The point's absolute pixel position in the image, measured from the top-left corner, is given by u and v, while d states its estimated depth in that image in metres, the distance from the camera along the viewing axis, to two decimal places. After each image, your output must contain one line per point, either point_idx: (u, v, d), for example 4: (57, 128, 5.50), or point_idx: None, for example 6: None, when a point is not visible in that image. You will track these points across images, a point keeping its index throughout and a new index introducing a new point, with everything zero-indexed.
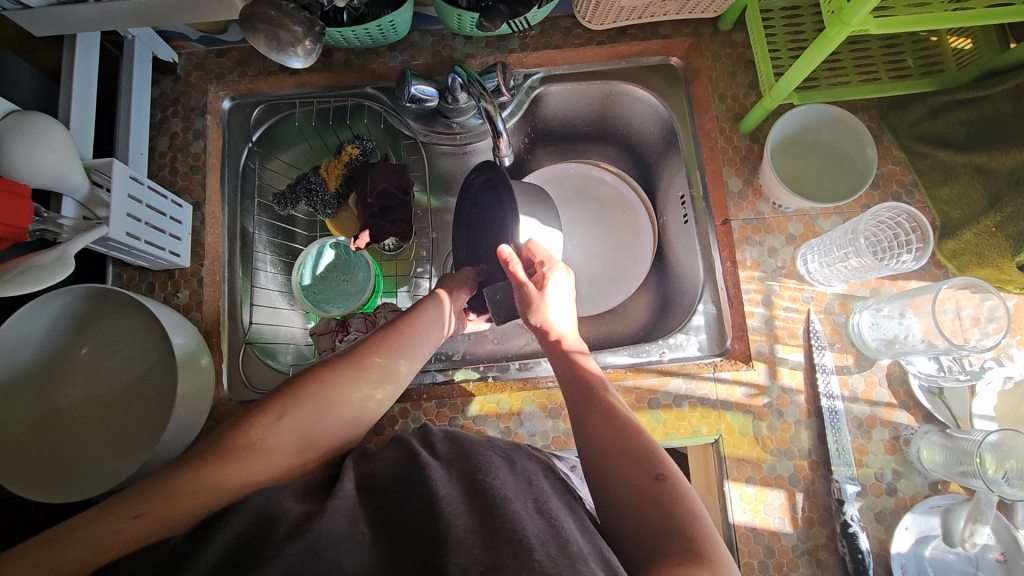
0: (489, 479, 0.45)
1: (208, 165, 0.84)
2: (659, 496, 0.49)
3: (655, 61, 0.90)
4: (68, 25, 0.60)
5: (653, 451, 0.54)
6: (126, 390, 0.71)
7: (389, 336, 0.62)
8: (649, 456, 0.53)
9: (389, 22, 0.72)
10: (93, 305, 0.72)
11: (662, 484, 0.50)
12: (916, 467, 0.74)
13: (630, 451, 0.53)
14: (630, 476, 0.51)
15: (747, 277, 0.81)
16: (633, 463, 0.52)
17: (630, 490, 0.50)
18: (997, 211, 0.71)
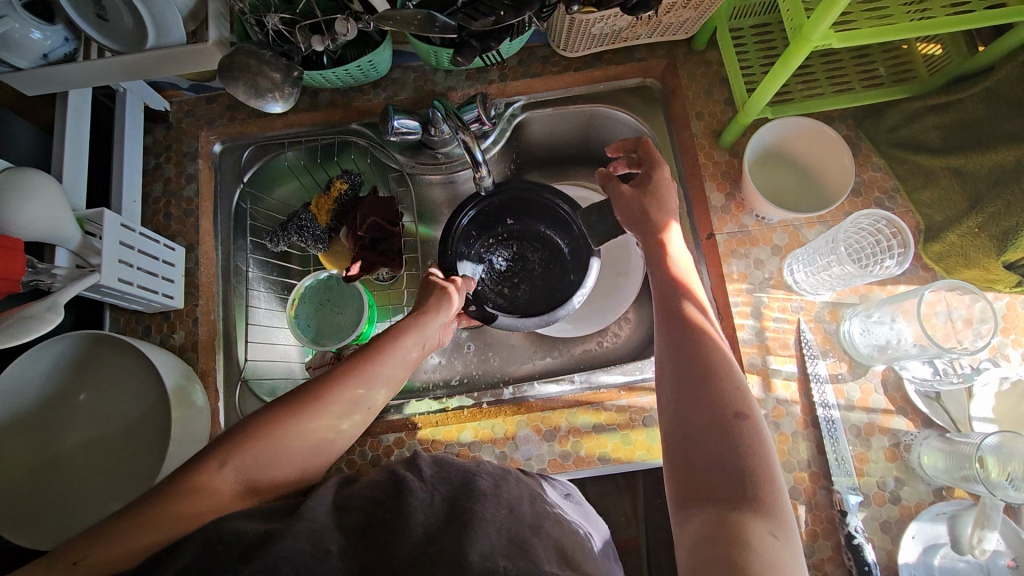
0: (473, 505, 0.45)
1: (200, 209, 0.86)
2: (730, 428, 0.51)
3: (633, 83, 0.92)
4: (57, 82, 0.62)
5: (740, 390, 0.54)
6: (125, 434, 0.72)
7: (363, 362, 0.62)
8: (738, 395, 0.53)
9: (368, 62, 0.74)
10: (90, 349, 0.73)
11: (739, 422, 0.51)
12: (919, 473, 0.72)
13: (709, 368, 0.55)
14: (715, 401, 0.53)
15: (735, 289, 0.81)
16: (726, 391, 0.54)
17: (705, 411, 0.52)
18: (978, 212, 0.71)
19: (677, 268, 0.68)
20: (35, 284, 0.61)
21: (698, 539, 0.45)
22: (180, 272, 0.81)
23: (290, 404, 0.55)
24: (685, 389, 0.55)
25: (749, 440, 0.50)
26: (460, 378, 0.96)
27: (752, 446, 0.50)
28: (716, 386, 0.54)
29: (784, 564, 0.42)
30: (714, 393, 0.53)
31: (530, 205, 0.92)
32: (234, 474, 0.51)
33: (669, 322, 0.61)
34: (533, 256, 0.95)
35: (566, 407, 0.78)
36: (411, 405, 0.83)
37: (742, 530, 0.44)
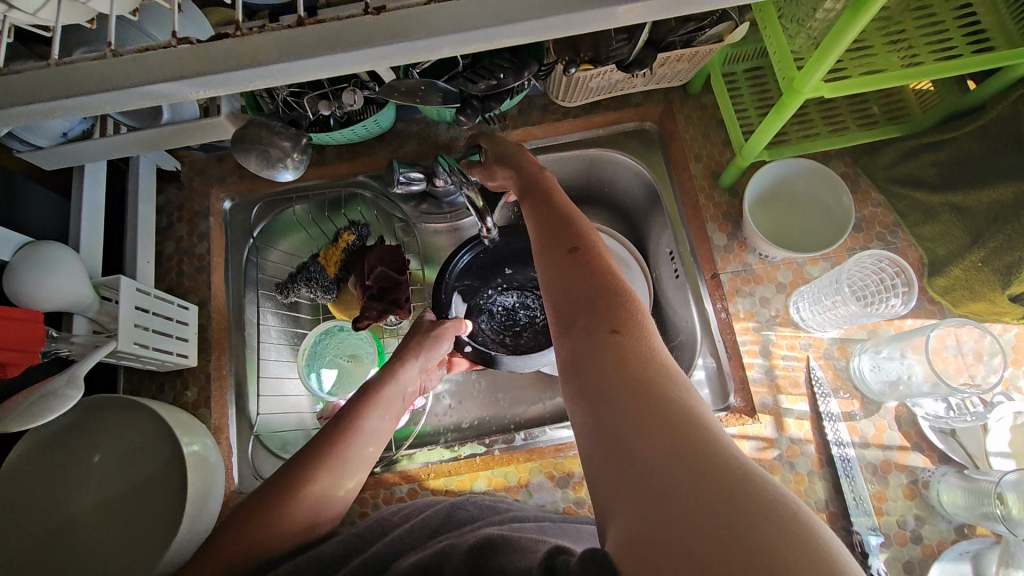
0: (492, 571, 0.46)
1: (212, 265, 0.88)
2: (600, 285, 0.58)
3: (632, 126, 0.95)
4: (76, 157, 0.64)
5: (593, 243, 0.64)
6: (134, 497, 0.71)
7: (345, 425, 0.66)
8: (586, 244, 0.63)
9: (373, 121, 0.76)
10: (106, 413, 0.74)
11: (606, 277, 0.59)
12: (938, 511, 0.72)
13: (574, 238, 0.64)
14: (580, 262, 0.61)
15: (742, 328, 0.82)
16: (581, 244, 0.63)
17: (586, 295, 0.57)
18: (979, 247, 0.72)
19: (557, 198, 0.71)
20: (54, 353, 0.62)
21: (594, 389, 0.47)
22: (194, 331, 0.81)
23: (292, 474, 0.62)
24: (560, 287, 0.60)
25: (611, 283, 0.58)
26: (471, 421, 0.96)
27: (607, 279, 0.59)
28: (590, 275, 0.59)
29: (650, 344, 0.51)
30: (590, 283, 0.59)
31: (534, 253, 0.95)
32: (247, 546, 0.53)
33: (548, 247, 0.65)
34: (537, 303, 0.95)
35: (578, 453, 0.78)
36: (423, 455, 0.83)
37: (647, 384, 0.45)
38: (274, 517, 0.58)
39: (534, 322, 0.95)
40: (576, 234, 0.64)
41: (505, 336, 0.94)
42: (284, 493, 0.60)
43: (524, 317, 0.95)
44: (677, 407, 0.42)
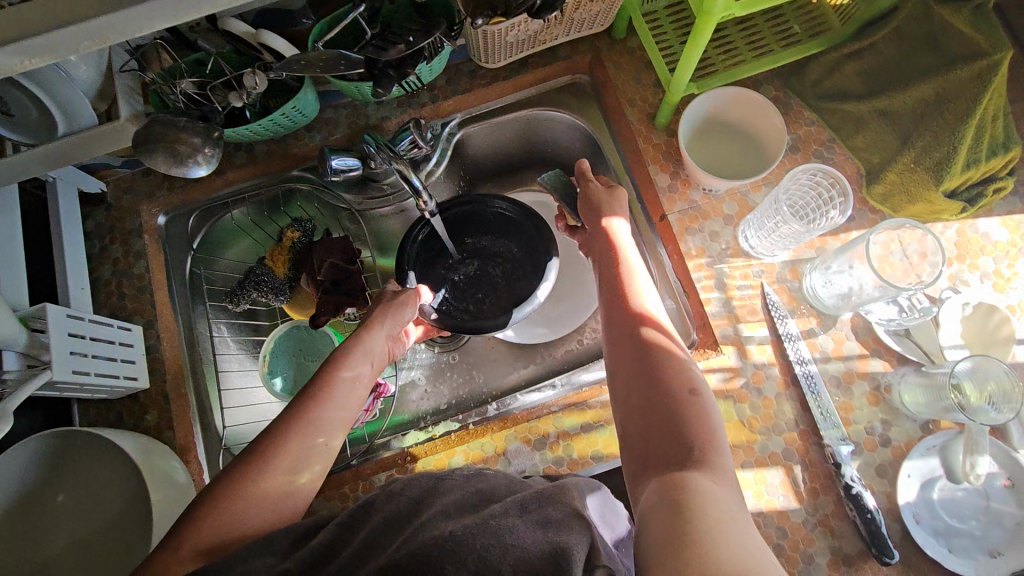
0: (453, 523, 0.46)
1: (154, 283, 0.85)
2: (683, 423, 0.50)
3: (564, 81, 0.92)
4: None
5: (689, 367, 0.55)
6: (110, 528, 0.69)
7: (296, 419, 0.60)
8: (685, 373, 0.54)
9: (292, 109, 0.74)
10: (63, 449, 0.71)
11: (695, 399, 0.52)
12: (903, 412, 0.73)
13: (661, 369, 0.55)
14: (668, 382, 0.53)
15: (696, 265, 0.82)
16: (674, 370, 0.54)
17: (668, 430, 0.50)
18: (909, 147, 0.73)
19: (634, 286, 0.63)
20: None
21: (664, 530, 0.41)
22: (141, 352, 0.79)
23: (249, 462, 0.57)
24: (634, 392, 0.54)
25: (696, 428, 0.50)
26: (448, 402, 0.95)
27: (693, 418, 0.51)
28: (677, 408, 0.51)
29: (728, 507, 0.44)
30: (676, 419, 0.51)
31: (490, 220, 0.92)
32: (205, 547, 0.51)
33: (627, 341, 0.58)
34: (495, 268, 0.95)
35: (551, 412, 0.78)
36: (398, 440, 0.82)
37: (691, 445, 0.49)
38: (243, 494, 0.55)
39: (493, 287, 0.95)
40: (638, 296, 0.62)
41: (466, 303, 0.94)
42: (248, 471, 0.56)
43: (484, 281, 0.95)
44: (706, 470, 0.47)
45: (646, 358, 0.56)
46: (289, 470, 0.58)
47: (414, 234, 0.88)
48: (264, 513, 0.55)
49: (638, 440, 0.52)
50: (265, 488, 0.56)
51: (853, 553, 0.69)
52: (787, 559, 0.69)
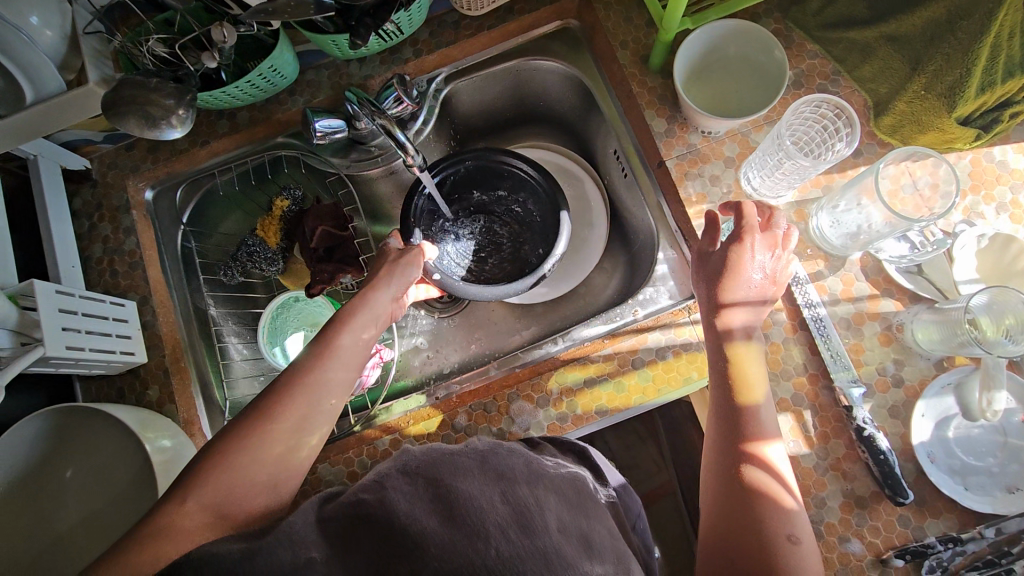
0: (458, 484, 0.45)
1: (145, 259, 0.84)
2: (779, 574, 0.52)
3: (552, 28, 0.89)
4: None
5: (793, 510, 0.56)
6: (117, 502, 0.69)
7: (291, 384, 0.59)
8: (788, 518, 0.55)
9: (269, 68, 0.71)
10: (69, 426, 0.71)
11: (793, 548, 0.53)
12: (916, 351, 0.71)
13: (755, 470, 0.58)
14: (768, 524, 0.55)
15: (697, 213, 0.78)
16: (777, 515, 0.55)
17: (753, 530, 0.54)
18: (921, 73, 0.69)
19: (737, 345, 0.65)
20: None
21: None
22: (137, 326, 0.78)
23: (243, 427, 0.56)
24: (728, 472, 0.59)
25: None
26: (452, 366, 0.94)
27: (794, 573, 0.52)
28: (760, 510, 0.56)
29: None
30: (759, 516, 0.55)
31: (501, 176, 0.90)
32: (204, 509, 0.51)
33: (726, 411, 0.63)
34: (500, 229, 0.93)
35: (554, 369, 0.77)
36: (401, 403, 0.81)
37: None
38: (248, 449, 0.54)
39: (500, 246, 0.93)
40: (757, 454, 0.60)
41: (474, 265, 0.92)
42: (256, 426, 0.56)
43: (488, 242, 0.93)
44: None
45: (744, 452, 0.60)
46: (298, 428, 0.58)
47: (419, 199, 0.85)
48: (268, 470, 0.55)
49: (714, 498, 0.59)
50: (273, 442, 0.56)
51: (867, 495, 0.68)
52: None
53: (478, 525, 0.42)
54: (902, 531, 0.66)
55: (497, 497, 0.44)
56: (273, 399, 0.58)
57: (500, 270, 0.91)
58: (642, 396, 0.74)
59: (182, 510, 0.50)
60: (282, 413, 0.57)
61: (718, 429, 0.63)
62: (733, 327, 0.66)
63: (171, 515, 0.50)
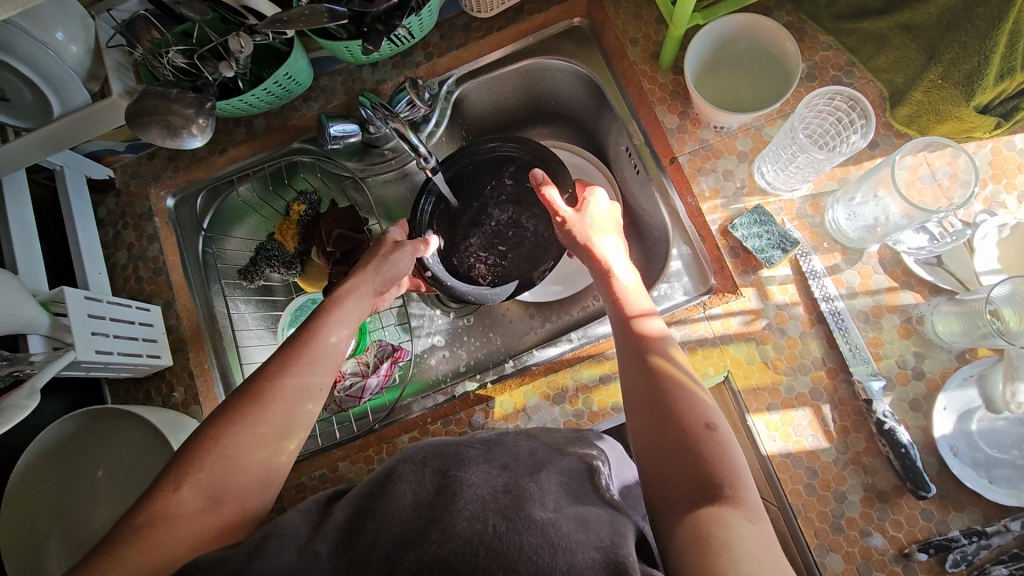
0: (463, 472, 0.48)
1: (169, 264, 0.86)
2: (701, 460, 0.50)
3: (562, 27, 0.88)
4: None
5: (704, 401, 0.55)
6: None
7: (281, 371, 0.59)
8: (698, 407, 0.54)
9: (284, 75, 0.72)
10: (103, 427, 0.73)
11: (711, 435, 0.51)
12: (937, 343, 0.70)
13: (658, 372, 0.57)
14: (681, 418, 0.53)
15: (710, 207, 0.79)
16: (688, 405, 0.54)
17: (670, 431, 0.52)
18: (937, 62, 0.68)
19: (623, 289, 0.67)
20: (14, 374, 0.62)
21: (686, 540, 0.44)
22: (163, 330, 0.80)
23: (234, 410, 0.55)
24: (639, 386, 0.57)
25: (727, 479, 0.49)
26: (467, 364, 0.95)
27: (716, 456, 0.50)
28: (675, 401, 0.54)
29: (765, 547, 0.42)
30: (675, 410, 0.54)
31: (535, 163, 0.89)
32: (196, 492, 0.50)
33: (625, 339, 0.62)
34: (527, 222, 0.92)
35: (570, 366, 0.77)
36: (419, 402, 0.82)
37: (702, 460, 0.50)
38: (242, 443, 0.54)
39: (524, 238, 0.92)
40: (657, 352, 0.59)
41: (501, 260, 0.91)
42: (244, 414, 0.55)
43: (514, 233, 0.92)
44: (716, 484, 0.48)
45: (645, 364, 0.58)
46: (285, 423, 0.57)
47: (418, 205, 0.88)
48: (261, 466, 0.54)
49: (632, 411, 0.57)
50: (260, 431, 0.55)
51: (888, 488, 0.67)
52: (819, 499, 0.68)
53: (481, 515, 0.42)
54: (925, 525, 0.66)
55: (500, 484, 0.47)
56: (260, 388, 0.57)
57: (528, 263, 0.90)
58: None
59: (174, 498, 0.49)
60: (269, 402, 0.56)
61: (623, 357, 0.61)
62: (618, 274, 0.68)
63: (164, 502, 0.49)
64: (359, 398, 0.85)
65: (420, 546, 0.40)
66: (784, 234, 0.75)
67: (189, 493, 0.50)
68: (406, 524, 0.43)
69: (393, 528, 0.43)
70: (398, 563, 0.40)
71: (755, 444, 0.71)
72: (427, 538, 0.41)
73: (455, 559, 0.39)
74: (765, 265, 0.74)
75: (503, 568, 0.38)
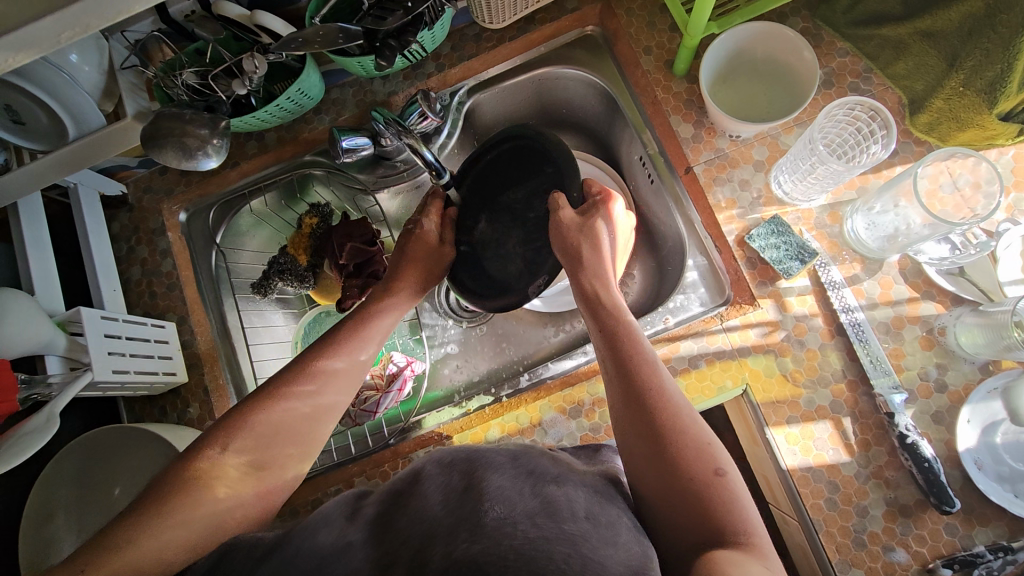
0: (490, 474, 0.46)
1: (182, 280, 0.86)
2: (713, 512, 0.47)
3: (573, 35, 0.88)
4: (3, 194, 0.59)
5: (709, 441, 0.51)
6: None
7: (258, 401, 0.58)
8: (705, 450, 0.51)
9: (296, 91, 0.72)
10: (125, 439, 0.72)
11: (720, 482, 0.49)
12: (960, 354, 0.69)
13: (659, 411, 0.53)
14: (688, 465, 0.49)
15: (727, 218, 0.78)
16: (694, 449, 0.50)
17: (678, 480, 0.49)
18: (958, 70, 0.66)
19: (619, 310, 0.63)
20: (32, 397, 0.62)
21: None
22: (178, 347, 0.80)
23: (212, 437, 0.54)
24: (640, 427, 0.53)
25: (740, 530, 0.46)
26: (479, 375, 0.94)
27: (727, 507, 0.47)
28: (677, 441, 0.51)
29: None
30: (679, 450, 0.50)
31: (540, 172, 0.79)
32: (243, 455, 0.54)
33: (619, 372, 0.57)
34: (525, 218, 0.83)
35: (585, 380, 0.77)
36: (434, 415, 0.82)
37: (711, 506, 0.47)
38: (265, 425, 0.56)
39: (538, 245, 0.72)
40: (654, 381, 0.55)
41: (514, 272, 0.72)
42: (292, 384, 0.59)
43: None
44: (728, 532, 0.46)
45: (646, 401, 0.54)
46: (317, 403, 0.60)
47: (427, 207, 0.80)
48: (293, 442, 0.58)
49: (632, 450, 0.53)
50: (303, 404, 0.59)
51: (911, 503, 0.66)
52: (840, 514, 0.67)
53: (511, 517, 0.42)
54: (949, 540, 0.65)
55: (529, 488, 0.45)
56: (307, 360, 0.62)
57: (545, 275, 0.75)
58: None
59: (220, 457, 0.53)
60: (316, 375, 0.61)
61: (618, 393, 0.56)
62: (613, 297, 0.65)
63: (211, 460, 0.52)
64: (374, 413, 0.85)
65: (450, 544, 0.41)
66: (803, 245, 0.74)
67: (232, 462, 0.53)
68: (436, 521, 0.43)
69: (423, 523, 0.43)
70: (427, 560, 0.40)
71: (775, 458, 0.70)
72: (456, 537, 0.41)
73: (484, 558, 0.39)
74: (783, 276, 0.74)
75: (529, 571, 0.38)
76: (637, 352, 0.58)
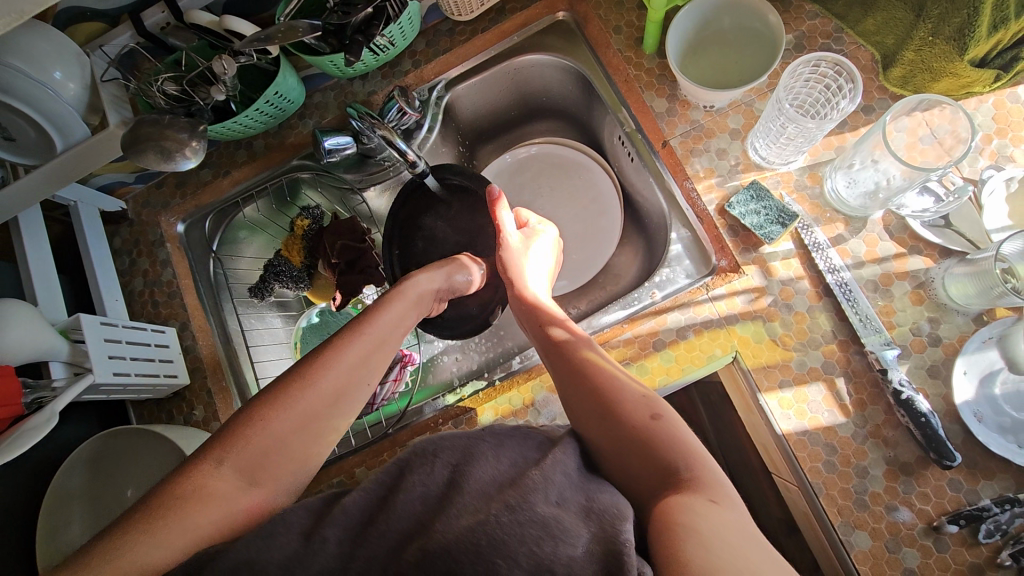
0: (479, 463, 0.47)
1: (182, 287, 0.88)
2: (659, 450, 0.50)
3: (545, 23, 0.88)
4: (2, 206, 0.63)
5: (644, 394, 0.56)
6: None
7: (272, 404, 0.53)
8: (643, 402, 0.55)
9: (275, 94, 0.74)
10: (132, 438, 0.74)
11: (659, 424, 0.52)
12: (952, 307, 0.68)
13: (598, 381, 0.58)
14: (628, 414, 0.53)
15: (706, 188, 0.78)
16: (632, 403, 0.54)
17: (620, 430, 0.52)
18: (925, 19, 0.67)
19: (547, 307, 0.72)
20: (38, 400, 0.65)
21: (658, 522, 0.43)
22: (179, 351, 0.83)
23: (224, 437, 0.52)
24: (583, 398, 0.57)
25: (686, 462, 0.49)
26: (477, 361, 0.96)
27: (671, 443, 0.50)
28: (619, 402, 0.55)
29: (733, 533, 0.41)
30: (620, 408, 0.54)
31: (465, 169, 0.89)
32: (234, 473, 0.50)
33: (559, 357, 0.64)
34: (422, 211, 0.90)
35: None
36: (430, 404, 0.83)
37: (658, 444, 0.50)
38: (282, 423, 0.52)
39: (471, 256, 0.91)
40: (592, 362, 0.61)
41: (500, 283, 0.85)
42: (289, 396, 0.54)
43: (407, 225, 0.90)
44: (682, 466, 0.48)
45: (584, 375, 0.59)
46: (315, 415, 0.54)
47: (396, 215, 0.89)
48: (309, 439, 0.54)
49: (579, 420, 0.56)
50: (301, 413, 0.53)
51: (912, 460, 0.65)
52: (840, 475, 0.66)
53: (491, 501, 0.42)
54: (954, 496, 0.63)
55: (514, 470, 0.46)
56: (301, 377, 0.55)
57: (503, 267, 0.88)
58: (665, 377, 0.73)
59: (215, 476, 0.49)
60: (314, 390, 0.55)
61: (562, 382, 0.61)
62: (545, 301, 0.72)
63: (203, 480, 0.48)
64: (371, 405, 0.87)
65: (425, 537, 0.41)
66: (783, 209, 0.73)
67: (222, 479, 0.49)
68: (415, 517, 0.43)
69: (400, 520, 0.43)
70: (401, 564, 0.39)
71: (770, 424, 0.69)
72: (440, 521, 0.41)
73: (457, 548, 0.38)
74: (765, 241, 0.73)
75: (500, 556, 0.37)
76: (573, 343, 0.64)
